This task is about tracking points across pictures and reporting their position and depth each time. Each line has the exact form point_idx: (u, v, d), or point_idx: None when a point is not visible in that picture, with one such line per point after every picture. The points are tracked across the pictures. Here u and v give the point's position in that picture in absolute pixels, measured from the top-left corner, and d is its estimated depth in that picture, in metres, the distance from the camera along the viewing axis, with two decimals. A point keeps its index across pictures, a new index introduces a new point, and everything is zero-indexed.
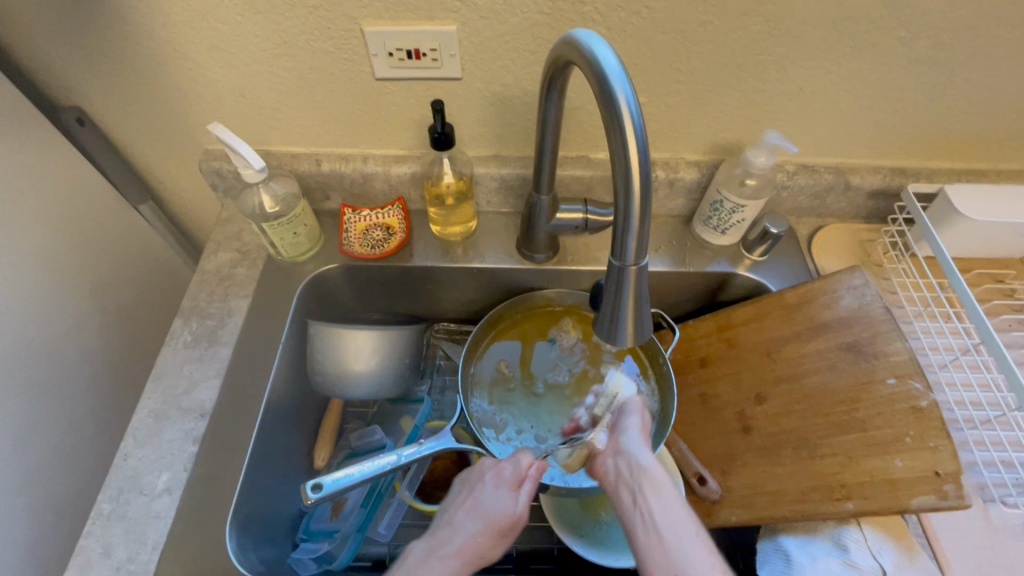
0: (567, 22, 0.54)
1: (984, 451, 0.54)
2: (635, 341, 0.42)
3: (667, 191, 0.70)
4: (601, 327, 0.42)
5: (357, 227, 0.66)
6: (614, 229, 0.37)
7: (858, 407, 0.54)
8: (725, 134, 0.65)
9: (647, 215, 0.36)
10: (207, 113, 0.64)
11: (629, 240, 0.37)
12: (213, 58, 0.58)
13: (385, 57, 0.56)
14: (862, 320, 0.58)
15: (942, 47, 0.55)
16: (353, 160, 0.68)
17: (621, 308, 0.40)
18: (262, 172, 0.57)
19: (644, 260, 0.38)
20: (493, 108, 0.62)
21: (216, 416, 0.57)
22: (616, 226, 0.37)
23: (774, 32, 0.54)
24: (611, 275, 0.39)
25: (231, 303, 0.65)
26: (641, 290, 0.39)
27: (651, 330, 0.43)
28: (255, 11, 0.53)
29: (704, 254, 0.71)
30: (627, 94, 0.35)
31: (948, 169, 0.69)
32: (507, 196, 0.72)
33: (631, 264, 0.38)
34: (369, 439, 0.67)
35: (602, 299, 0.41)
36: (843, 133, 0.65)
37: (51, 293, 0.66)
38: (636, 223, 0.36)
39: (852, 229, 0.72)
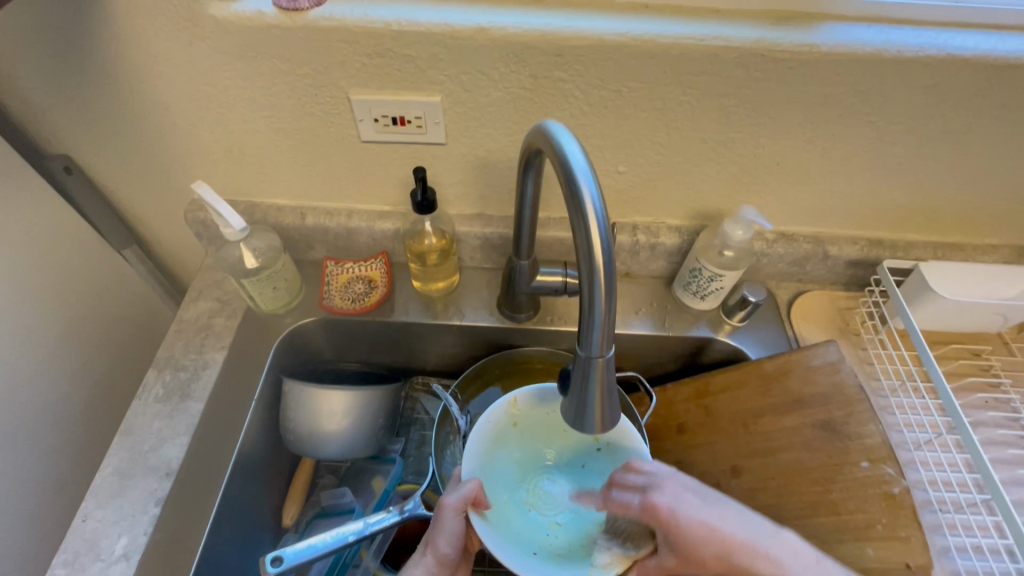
0: (549, 97, 0.55)
1: (957, 536, 0.53)
2: (603, 427, 0.41)
3: (648, 254, 0.71)
4: (568, 412, 0.42)
5: (340, 278, 0.70)
6: (580, 321, 0.37)
7: (832, 488, 0.54)
8: (705, 203, 0.66)
9: (613, 310, 0.37)
10: (194, 166, 0.65)
11: (594, 332, 0.37)
12: (200, 116, 0.59)
13: (370, 123, 0.58)
14: (838, 397, 0.58)
15: (914, 132, 0.57)
16: (338, 215, 0.69)
17: (588, 395, 0.40)
18: (244, 232, 0.57)
19: (610, 351, 0.38)
20: (477, 170, 0.63)
21: (183, 476, 0.56)
22: (582, 319, 0.37)
23: (751, 113, 0.56)
24: (579, 364, 0.39)
25: (207, 356, 0.65)
26: (607, 381, 0.39)
27: (620, 414, 0.42)
28: (243, 76, 0.54)
29: (684, 318, 0.71)
30: (592, 192, 0.35)
31: (924, 242, 0.70)
32: (489, 253, 0.72)
33: (597, 356, 0.38)
34: (340, 502, 0.66)
35: (570, 384, 0.41)
36: (821, 206, 0.66)
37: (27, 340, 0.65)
38: (601, 319, 0.36)
39: (830, 296, 0.73)
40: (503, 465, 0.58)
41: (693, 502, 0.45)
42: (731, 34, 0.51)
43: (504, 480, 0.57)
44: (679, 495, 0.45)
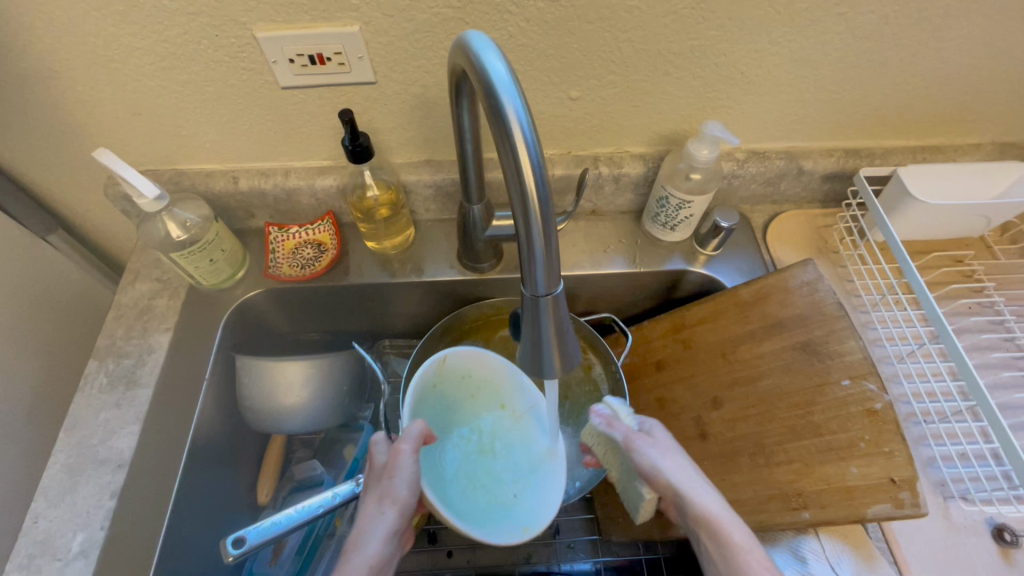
0: (479, 15, 0.49)
1: (941, 445, 0.52)
2: (563, 370, 0.39)
3: (613, 187, 0.66)
4: (523, 360, 0.38)
5: (286, 246, 0.64)
6: (521, 259, 0.33)
7: (812, 411, 0.52)
8: (669, 125, 0.61)
9: (555, 243, 0.33)
10: (102, 133, 0.58)
11: (537, 270, 0.33)
12: (94, 73, 0.52)
13: (286, 65, 0.51)
14: (816, 317, 0.55)
15: (888, 21, 0.51)
16: (274, 175, 0.63)
17: (542, 339, 0.36)
18: (161, 200, 0.53)
19: (558, 288, 0.34)
20: (417, 110, 0.58)
21: (138, 467, 0.53)
22: (522, 258, 0.33)
23: (707, 13, 0.50)
24: (527, 306, 0.35)
25: (151, 339, 0.60)
26: (561, 321, 0.36)
27: (580, 354, 0.39)
28: (130, 21, 0.48)
29: (657, 253, 0.68)
30: (517, 109, 0.30)
31: (903, 147, 0.66)
32: (445, 203, 0.67)
33: (545, 295, 0.34)
34: (310, 474, 0.64)
35: (521, 329, 0.37)
36: (793, 118, 0.61)
37: None
38: (543, 255, 0.33)
39: (807, 215, 0.69)
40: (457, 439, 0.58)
41: (684, 467, 0.46)
42: None
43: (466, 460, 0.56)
44: (664, 454, 0.47)
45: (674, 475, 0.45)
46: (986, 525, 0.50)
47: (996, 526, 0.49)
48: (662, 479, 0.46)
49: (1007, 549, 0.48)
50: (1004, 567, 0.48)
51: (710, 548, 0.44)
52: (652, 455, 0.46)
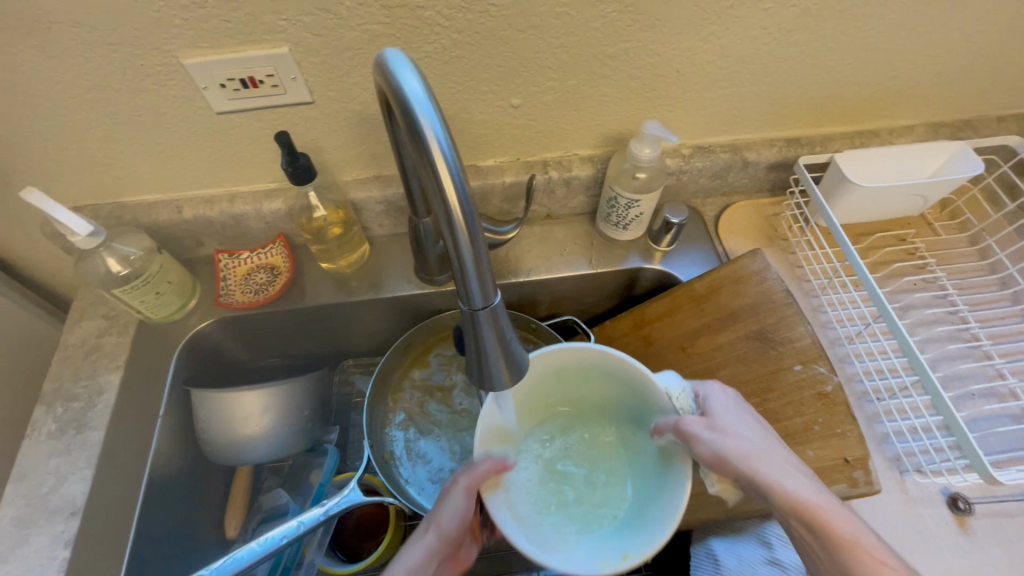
0: (410, 29, 0.49)
1: (893, 421, 0.54)
2: (513, 381, 0.39)
3: (565, 191, 0.67)
4: (473, 375, 0.39)
5: (238, 273, 0.64)
6: (453, 275, 0.34)
7: (769, 397, 0.52)
8: (613, 126, 0.62)
9: (484, 255, 0.33)
10: (33, 171, 0.56)
11: (470, 283, 0.33)
12: (17, 111, 0.50)
13: (218, 90, 0.50)
14: (767, 306, 0.57)
15: (811, 14, 0.53)
16: (218, 202, 0.62)
17: (486, 351, 0.36)
18: (96, 236, 0.51)
19: (495, 299, 0.35)
20: (359, 128, 0.57)
21: (92, 512, 0.52)
22: (455, 272, 0.34)
23: (636, 17, 0.51)
24: (465, 319, 0.35)
25: (101, 379, 0.58)
26: (504, 332, 0.36)
27: (528, 362, 0.39)
28: (48, 55, 0.46)
29: (614, 252, 0.68)
30: (434, 127, 0.31)
31: (841, 133, 0.68)
32: (398, 217, 0.67)
33: (482, 308, 0.34)
34: (277, 503, 0.62)
35: (466, 343, 0.37)
36: (732, 112, 0.63)
37: None
38: (474, 268, 0.33)
39: (756, 204, 0.71)
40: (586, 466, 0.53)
41: (746, 444, 0.44)
42: None
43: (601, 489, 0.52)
44: (722, 435, 0.44)
45: (741, 457, 0.43)
46: (941, 496, 0.51)
47: (950, 496, 0.51)
48: (727, 464, 0.43)
49: (962, 516, 0.50)
50: (962, 534, 0.49)
51: (799, 532, 0.41)
52: (709, 438, 0.44)
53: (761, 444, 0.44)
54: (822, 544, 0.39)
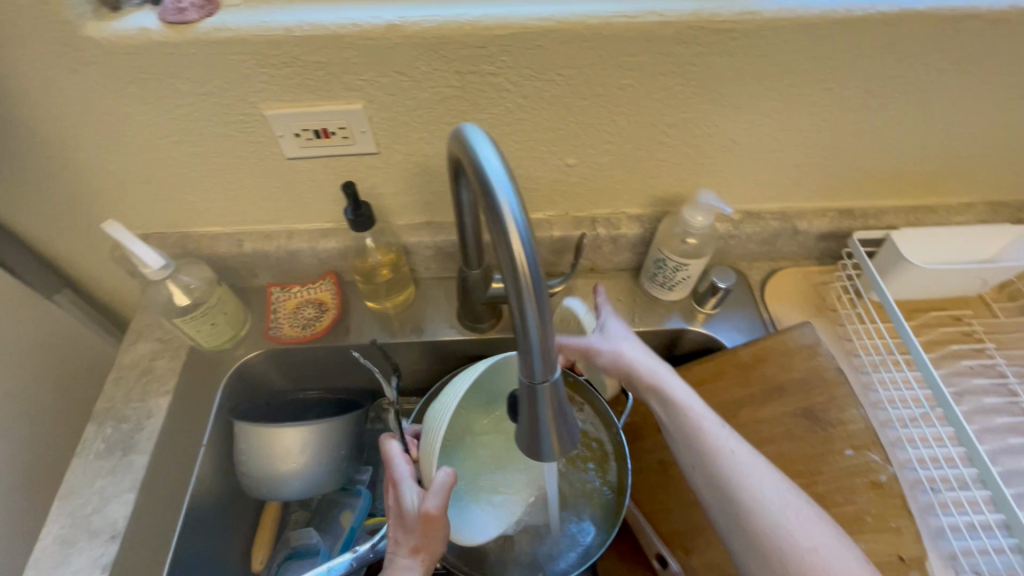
0: (478, 92, 0.51)
1: (949, 515, 0.51)
2: (561, 452, 0.39)
3: (611, 247, 0.67)
4: (522, 442, 0.39)
5: (288, 305, 0.67)
6: (517, 348, 0.34)
7: (817, 480, 0.50)
8: (665, 189, 0.62)
9: (550, 333, 0.34)
10: (112, 200, 0.60)
11: (533, 357, 0.34)
12: (106, 147, 0.54)
13: (292, 138, 0.53)
14: (817, 382, 0.55)
15: (873, 95, 0.53)
16: (277, 238, 0.64)
17: (540, 422, 0.37)
18: (166, 268, 0.54)
19: (555, 374, 0.35)
20: (418, 178, 0.59)
21: (130, 537, 0.52)
22: (519, 346, 0.34)
23: (699, 90, 0.52)
24: (524, 391, 0.36)
25: (150, 402, 0.60)
26: (558, 405, 0.36)
27: (578, 434, 0.39)
28: (144, 101, 0.50)
29: (656, 311, 0.68)
30: (511, 204, 0.32)
31: (895, 208, 0.67)
32: (445, 262, 0.68)
33: (542, 382, 0.35)
34: (308, 542, 0.62)
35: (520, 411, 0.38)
36: (785, 181, 0.63)
37: None
38: (539, 346, 0.33)
39: (805, 272, 0.70)
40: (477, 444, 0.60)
41: (634, 349, 0.56)
42: (664, 8, 0.47)
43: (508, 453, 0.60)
44: (617, 346, 0.56)
45: (632, 362, 0.55)
46: None
47: None
48: (619, 366, 0.55)
49: None
50: None
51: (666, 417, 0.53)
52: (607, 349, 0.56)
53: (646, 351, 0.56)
54: (674, 419, 0.52)
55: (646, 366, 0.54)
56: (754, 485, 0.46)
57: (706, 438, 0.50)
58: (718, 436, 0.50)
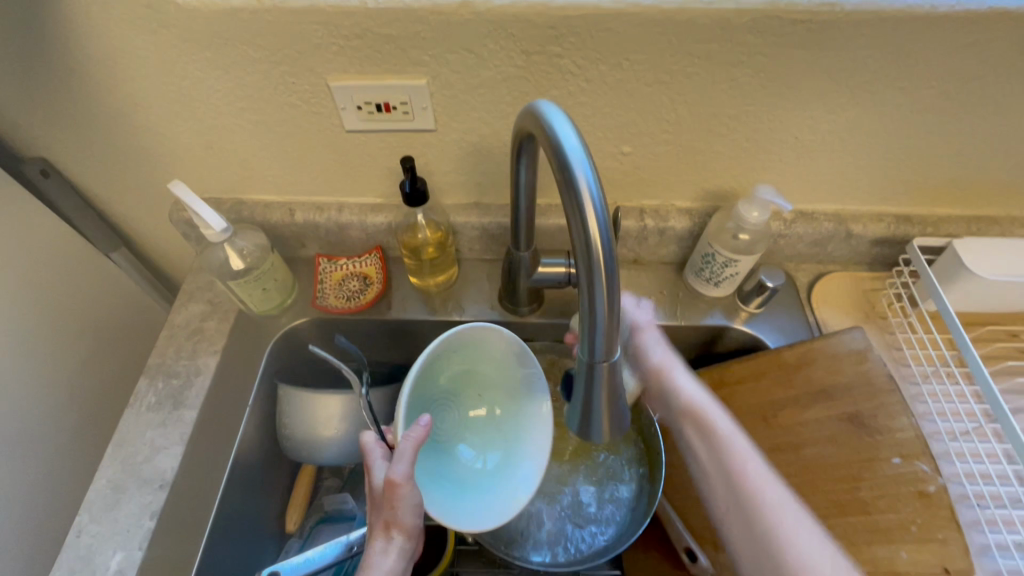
0: (542, 74, 0.51)
1: (997, 533, 0.50)
2: (612, 437, 0.39)
3: (657, 239, 0.67)
4: (574, 423, 0.39)
5: (333, 277, 0.67)
6: (581, 326, 0.34)
7: (861, 486, 0.50)
8: (718, 183, 0.62)
9: (616, 313, 0.34)
10: (175, 164, 0.62)
11: (597, 337, 0.34)
12: (175, 111, 0.55)
13: (354, 111, 0.54)
14: (865, 388, 0.54)
15: (948, 97, 0.51)
16: (328, 210, 0.66)
17: (595, 403, 0.37)
18: (226, 232, 0.55)
19: (616, 355, 0.35)
20: (471, 158, 0.60)
21: (177, 487, 0.54)
22: (583, 323, 0.34)
23: (766, 83, 0.51)
24: (582, 371, 0.36)
25: (199, 361, 0.62)
26: (614, 388, 0.37)
27: (628, 419, 0.40)
28: (217, 67, 0.51)
29: (698, 306, 0.67)
30: (590, 181, 0.32)
31: (956, 216, 0.65)
32: (489, 244, 0.69)
33: (602, 363, 0.35)
34: (342, 507, 0.64)
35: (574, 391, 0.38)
36: (843, 183, 0.61)
37: (33, 351, 0.63)
38: (604, 325, 0.34)
39: (854, 277, 0.69)
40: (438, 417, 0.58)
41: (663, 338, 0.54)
42: None
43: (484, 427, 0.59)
44: (651, 337, 0.54)
45: (662, 367, 0.53)
46: None
47: None
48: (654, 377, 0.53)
49: None
50: None
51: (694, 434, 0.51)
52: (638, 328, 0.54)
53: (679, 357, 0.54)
54: (715, 458, 0.48)
55: (670, 361, 0.53)
56: (771, 500, 0.44)
57: (731, 454, 0.47)
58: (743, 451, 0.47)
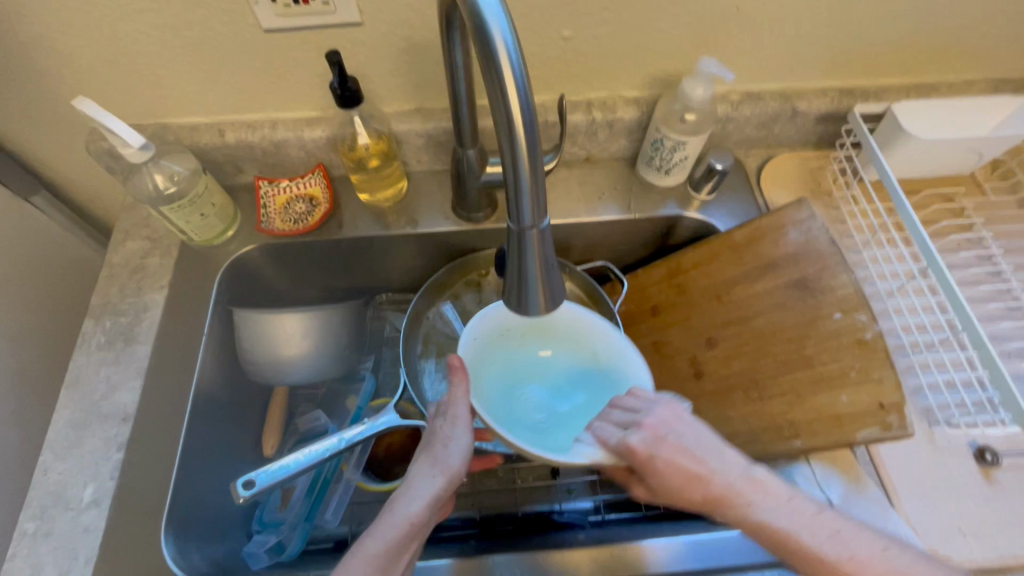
0: None
1: (928, 375, 0.54)
2: (546, 312, 0.40)
3: (607, 133, 0.65)
4: (508, 301, 0.39)
5: (277, 201, 0.64)
6: (506, 193, 0.34)
7: (805, 343, 0.53)
8: (663, 66, 0.60)
9: (539, 178, 0.34)
10: (81, 87, 0.56)
11: (523, 202, 0.34)
12: (67, 20, 0.50)
13: (268, 5, 0.49)
14: (809, 255, 0.56)
15: None
16: (260, 127, 0.62)
17: (528, 276, 0.37)
18: (147, 150, 0.52)
19: (544, 222, 0.36)
20: (406, 55, 0.56)
21: (142, 418, 0.54)
22: (507, 190, 0.34)
23: None
24: (512, 241, 0.36)
25: (146, 297, 0.60)
26: (546, 259, 0.37)
27: (562, 296, 0.40)
28: None
29: (651, 198, 0.67)
30: (503, 33, 0.31)
31: (897, 86, 0.65)
32: (437, 153, 0.66)
33: (529, 228, 0.35)
34: (315, 425, 0.65)
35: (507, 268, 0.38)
36: (787, 57, 0.60)
37: None
38: (527, 190, 0.34)
39: (801, 158, 0.70)
40: (522, 364, 0.54)
41: (688, 439, 0.42)
42: None
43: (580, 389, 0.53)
44: (677, 444, 0.42)
45: (702, 479, 0.41)
46: (967, 447, 0.51)
47: (977, 448, 0.51)
48: (652, 438, 0.41)
49: (988, 468, 0.50)
50: (986, 484, 0.50)
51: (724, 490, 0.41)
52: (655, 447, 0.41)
53: (713, 444, 0.43)
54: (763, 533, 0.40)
55: (702, 447, 0.42)
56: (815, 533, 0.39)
57: (766, 508, 0.40)
58: (772, 498, 0.40)
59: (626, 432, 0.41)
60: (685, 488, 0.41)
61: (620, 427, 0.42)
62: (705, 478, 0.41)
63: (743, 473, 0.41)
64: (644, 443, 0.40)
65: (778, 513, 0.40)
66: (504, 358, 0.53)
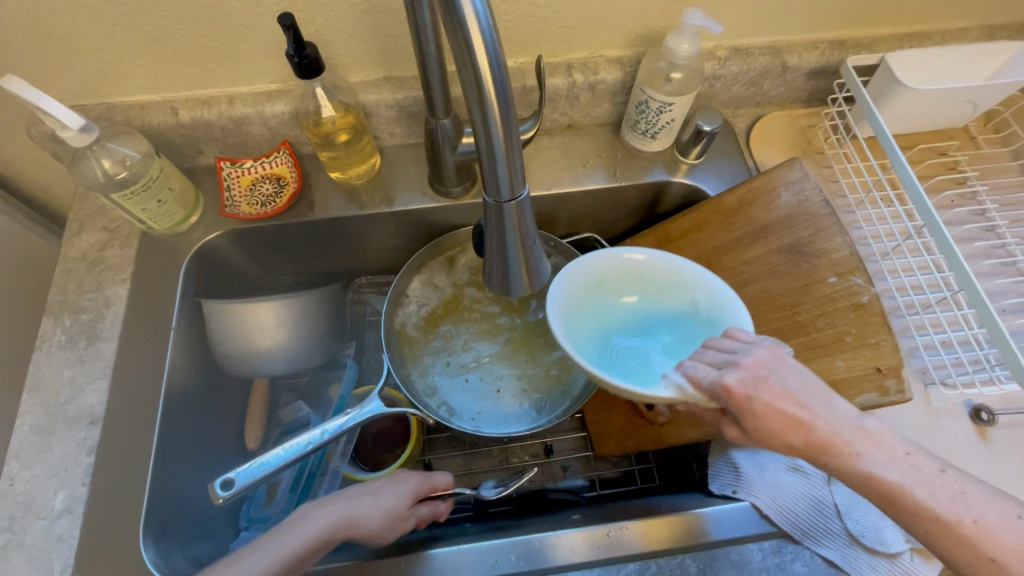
0: None
1: (924, 335, 0.53)
2: (527, 275, 0.44)
3: (589, 97, 0.62)
4: (492, 273, 0.44)
5: (241, 182, 0.58)
6: (482, 167, 0.35)
7: (800, 309, 0.51)
8: (646, 22, 0.56)
9: (514, 147, 0.34)
10: (12, 65, 0.51)
11: (500, 172, 0.35)
12: None
13: None
14: (802, 218, 0.54)
15: None
16: (216, 104, 0.57)
17: (508, 247, 0.41)
18: (89, 131, 0.48)
19: (521, 193, 0.37)
20: (369, 18, 0.52)
21: (112, 420, 0.51)
22: (484, 164, 0.35)
23: None
24: (492, 215, 0.38)
25: (108, 292, 0.56)
26: (525, 231, 0.40)
27: (540, 259, 0.44)
28: None
29: (638, 164, 0.65)
30: None
31: (890, 36, 0.62)
32: (410, 125, 0.63)
33: (507, 200, 0.37)
34: (298, 417, 0.62)
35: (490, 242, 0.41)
36: (777, 7, 0.57)
37: None
38: (503, 164, 0.34)
39: (791, 116, 0.67)
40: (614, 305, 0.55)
41: (799, 384, 0.38)
42: None
43: (673, 336, 0.53)
44: (784, 393, 0.38)
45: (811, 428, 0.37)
46: (964, 407, 0.51)
47: (973, 408, 0.50)
48: (756, 378, 0.38)
49: (984, 427, 0.50)
50: (982, 443, 0.49)
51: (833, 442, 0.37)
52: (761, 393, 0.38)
53: (825, 396, 0.39)
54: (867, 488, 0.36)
55: (809, 396, 0.38)
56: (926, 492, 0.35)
57: (873, 462, 0.36)
58: (887, 451, 0.36)
59: (721, 372, 0.39)
60: (783, 434, 0.37)
61: (716, 366, 0.40)
62: (813, 428, 0.37)
63: (856, 426, 0.37)
64: (741, 382, 0.38)
65: (891, 466, 0.36)
66: (598, 309, 0.55)
